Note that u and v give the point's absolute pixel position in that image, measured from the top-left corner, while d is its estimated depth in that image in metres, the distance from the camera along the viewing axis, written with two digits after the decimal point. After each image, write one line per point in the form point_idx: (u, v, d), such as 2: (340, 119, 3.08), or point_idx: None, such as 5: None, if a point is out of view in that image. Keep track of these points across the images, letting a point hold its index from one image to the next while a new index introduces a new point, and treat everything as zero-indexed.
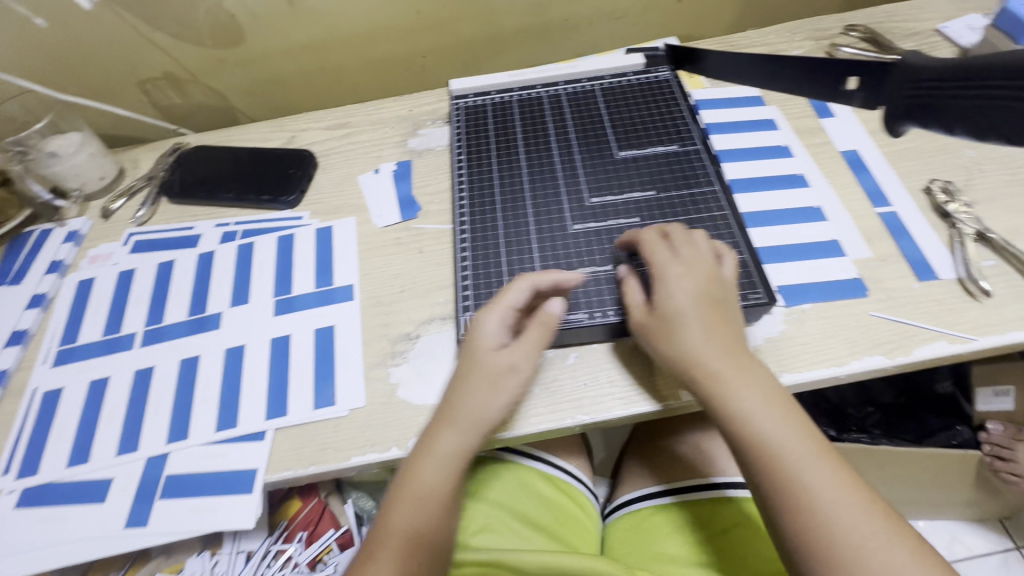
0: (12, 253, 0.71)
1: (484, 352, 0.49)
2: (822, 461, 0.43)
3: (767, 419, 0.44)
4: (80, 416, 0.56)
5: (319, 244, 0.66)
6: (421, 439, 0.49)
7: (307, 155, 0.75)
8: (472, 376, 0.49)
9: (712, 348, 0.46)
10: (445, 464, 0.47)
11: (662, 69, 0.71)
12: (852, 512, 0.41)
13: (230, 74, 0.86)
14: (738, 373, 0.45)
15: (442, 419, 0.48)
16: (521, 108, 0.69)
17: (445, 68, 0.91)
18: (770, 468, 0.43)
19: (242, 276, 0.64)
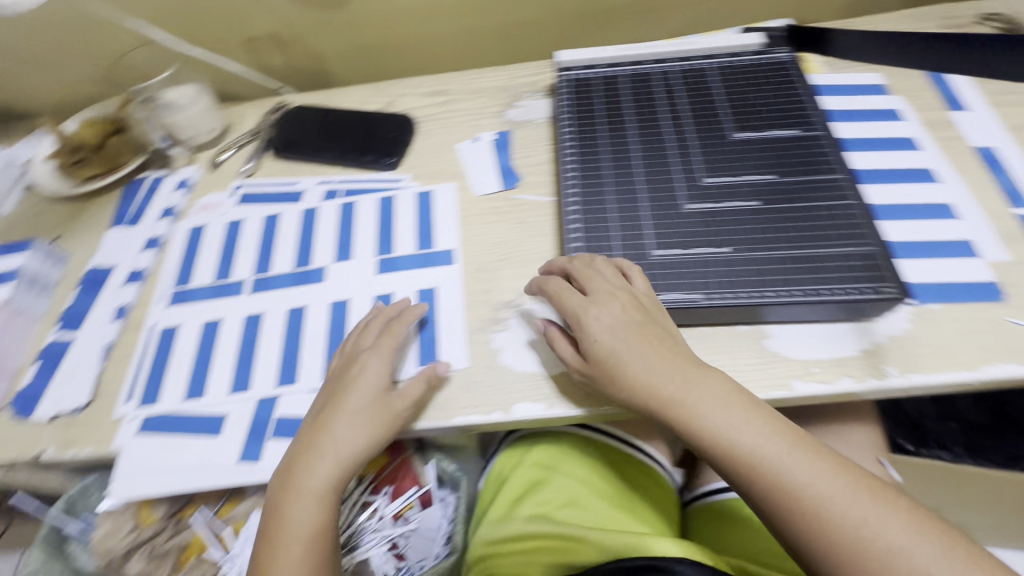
0: (128, 197, 0.75)
1: (374, 384, 0.52)
2: (798, 453, 0.44)
3: (734, 421, 0.45)
4: (195, 354, 0.59)
5: (419, 207, 0.66)
6: (284, 475, 0.50)
7: (407, 120, 0.75)
8: (346, 405, 0.51)
9: (641, 379, 0.47)
10: (312, 496, 0.49)
11: (782, 50, 0.67)
12: (841, 495, 0.42)
13: (331, 36, 0.86)
14: (690, 388, 0.46)
15: (315, 445, 0.50)
16: (631, 82, 0.67)
17: (540, 40, 0.89)
18: (749, 471, 0.44)
19: (345, 233, 0.65)
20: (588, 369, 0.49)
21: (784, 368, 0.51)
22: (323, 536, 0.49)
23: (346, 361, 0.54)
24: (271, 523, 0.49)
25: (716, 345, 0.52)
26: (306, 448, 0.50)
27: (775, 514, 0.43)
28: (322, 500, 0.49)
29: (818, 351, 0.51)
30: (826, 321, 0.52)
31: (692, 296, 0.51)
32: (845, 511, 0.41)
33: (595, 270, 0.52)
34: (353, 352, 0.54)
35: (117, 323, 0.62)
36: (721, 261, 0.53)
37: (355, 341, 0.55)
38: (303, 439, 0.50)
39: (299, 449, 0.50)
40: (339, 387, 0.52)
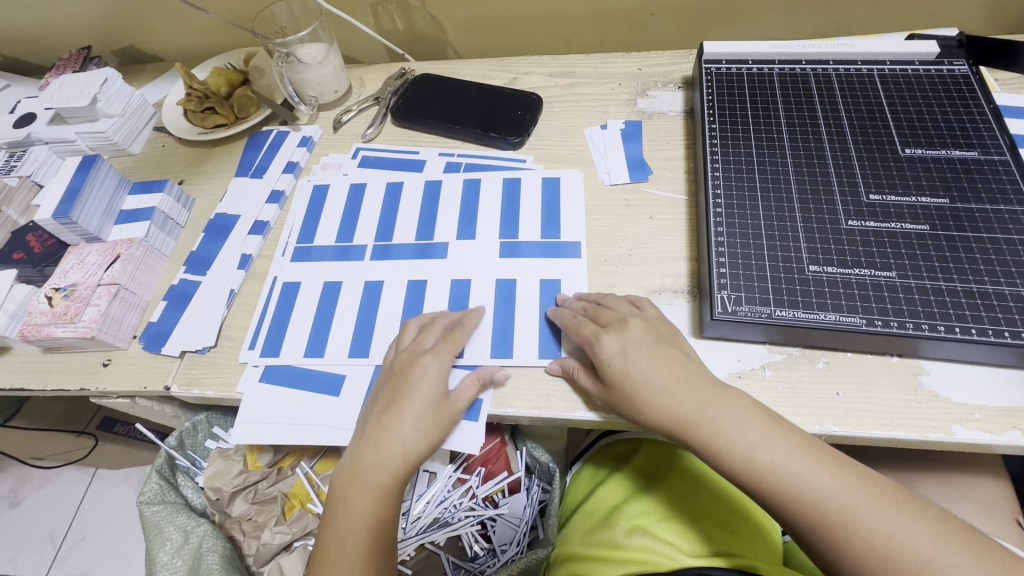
0: (253, 148, 0.76)
1: (433, 388, 0.49)
2: (820, 466, 0.41)
3: (751, 436, 0.43)
4: (316, 311, 0.59)
5: (545, 192, 0.65)
6: (346, 471, 0.48)
7: (534, 99, 0.73)
8: (407, 404, 0.48)
9: (659, 404, 0.45)
10: (374, 488, 0.47)
11: (958, 63, 0.62)
12: (870, 506, 0.39)
13: (457, 7, 0.85)
14: (705, 407, 0.44)
15: (380, 442, 0.48)
16: (783, 84, 0.63)
17: (670, 29, 0.86)
18: (773, 491, 0.42)
19: (468, 209, 0.64)
20: (608, 391, 0.48)
21: (943, 410, 0.47)
22: (385, 534, 0.48)
23: (407, 358, 0.51)
24: (333, 526, 0.48)
25: (862, 374, 0.49)
26: (374, 447, 0.47)
27: (803, 531, 0.41)
28: (381, 498, 0.48)
29: (964, 391, 0.47)
30: (993, 364, 0.48)
31: (851, 319, 0.47)
32: (881, 524, 0.39)
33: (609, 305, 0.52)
34: (410, 351, 0.52)
35: (241, 272, 0.64)
36: (885, 286, 0.49)
37: (416, 339, 0.53)
38: (367, 440, 0.48)
39: (367, 447, 0.48)
40: (394, 390, 0.49)
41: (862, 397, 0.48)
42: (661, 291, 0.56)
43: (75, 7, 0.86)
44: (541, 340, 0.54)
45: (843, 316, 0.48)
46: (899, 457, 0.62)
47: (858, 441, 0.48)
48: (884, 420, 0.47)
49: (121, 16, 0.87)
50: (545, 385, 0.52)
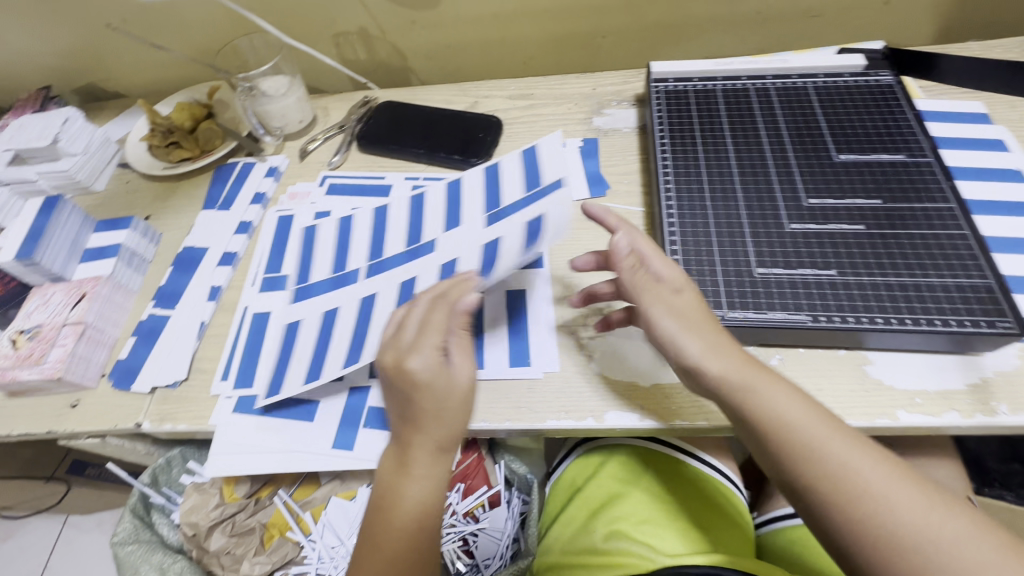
0: (219, 181, 0.77)
1: (438, 374, 0.44)
2: (860, 451, 0.40)
3: (792, 412, 0.42)
4: (316, 339, 0.56)
5: (525, 163, 0.65)
6: (382, 476, 0.46)
7: (495, 121, 0.76)
8: (419, 399, 0.44)
9: (727, 349, 0.45)
10: (416, 487, 0.45)
11: (884, 73, 0.67)
12: (902, 492, 0.38)
13: (417, 36, 0.88)
14: (759, 379, 0.44)
15: (409, 442, 0.45)
16: (727, 98, 0.67)
17: (620, 51, 0.90)
18: (806, 471, 0.40)
19: (454, 207, 0.64)
20: (687, 331, 0.45)
21: (888, 397, 0.50)
22: (432, 531, 0.46)
23: (398, 350, 0.45)
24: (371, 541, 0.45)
25: (814, 369, 0.52)
26: (409, 446, 0.45)
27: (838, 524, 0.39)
28: (423, 500, 0.45)
29: (917, 378, 0.50)
30: (930, 352, 0.51)
31: (798, 317, 0.51)
32: (898, 511, 0.38)
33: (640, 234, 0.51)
34: (397, 353, 0.45)
35: (211, 303, 0.64)
36: (827, 285, 0.52)
37: (404, 324, 0.47)
38: (403, 444, 0.46)
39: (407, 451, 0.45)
40: (404, 396, 0.45)
41: (814, 389, 0.51)
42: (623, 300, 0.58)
43: (32, 47, 0.87)
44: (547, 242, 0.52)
45: (790, 315, 0.51)
46: None
47: None
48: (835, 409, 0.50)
49: (80, 54, 0.87)
50: (516, 397, 0.54)
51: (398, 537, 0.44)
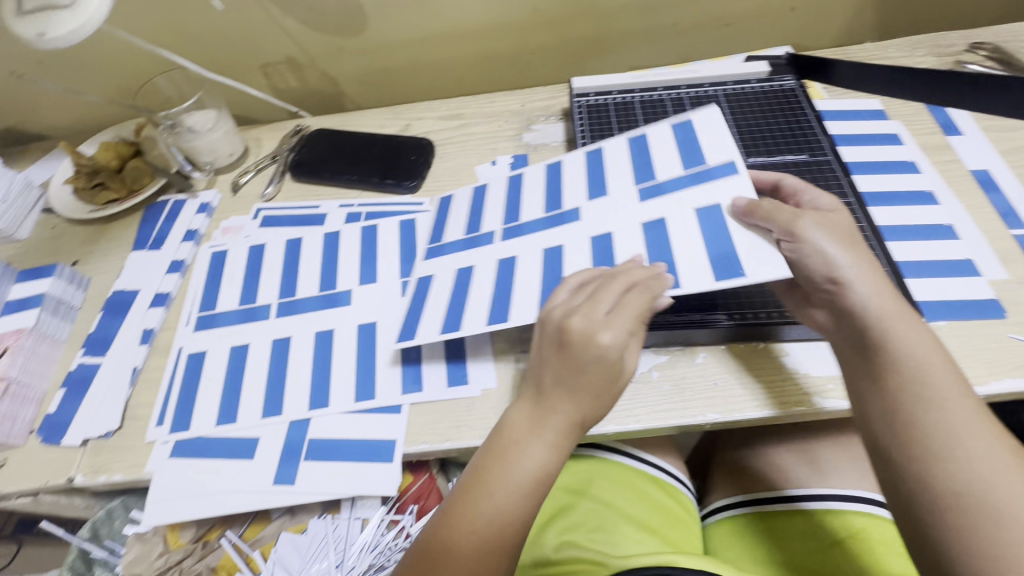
0: (148, 220, 0.75)
1: (615, 358, 0.46)
2: (989, 435, 0.39)
3: (929, 367, 0.43)
4: (450, 294, 0.57)
5: (679, 133, 0.61)
6: (500, 442, 0.47)
7: (427, 143, 0.77)
8: (587, 377, 0.46)
9: (885, 300, 0.46)
10: (533, 464, 0.46)
11: (786, 78, 0.71)
12: (1010, 482, 0.37)
13: (347, 61, 0.88)
14: (901, 331, 0.44)
15: (559, 409, 0.46)
16: (644, 110, 0.71)
17: (549, 66, 0.93)
18: (918, 419, 0.41)
19: (594, 174, 0.62)
20: (862, 280, 0.46)
21: (803, 385, 0.53)
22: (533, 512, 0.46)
23: (586, 323, 0.46)
24: (477, 489, 0.45)
25: (736, 364, 0.55)
26: (552, 414, 0.46)
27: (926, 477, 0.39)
28: (537, 464, 0.46)
29: (836, 365, 0.53)
30: None
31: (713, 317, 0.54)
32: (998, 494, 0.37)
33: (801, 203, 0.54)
34: (584, 316, 0.46)
35: (144, 347, 0.63)
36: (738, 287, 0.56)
37: (591, 300, 0.47)
38: (543, 403, 0.47)
39: (542, 410, 0.47)
40: (567, 359, 0.46)
41: (737, 383, 0.54)
42: None
43: None
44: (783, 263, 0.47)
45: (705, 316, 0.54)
46: (793, 428, 0.69)
47: (735, 424, 0.53)
48: (756, 401, 0.52)
49: None
50: (456, 417, 0.55)
51: (507, 497, 0.45)
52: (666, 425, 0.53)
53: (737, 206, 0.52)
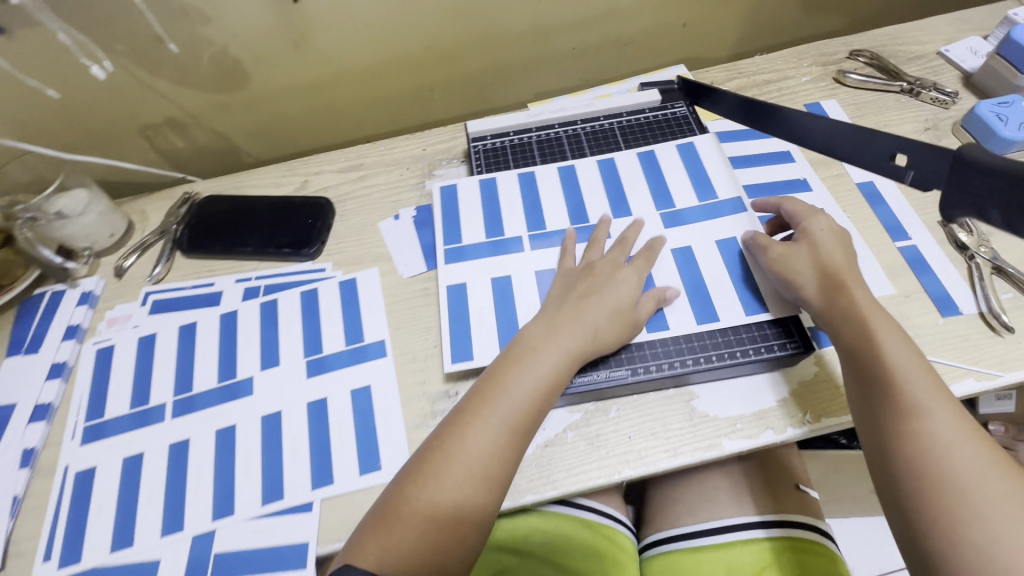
0: (23, 320, 0.69)
1: (627, 291, 0.56)
2: (952, 415, 0.46)
3: (898, 353, 0.49)
4: (494, 307, 0.60)
5: (685, 156, 0.67)
6: (514, 357, 0.53)
7: (324, 203, 0.74)
8: (606, 295, 0.56)
9: (859, 299, 0.52)
10: (540, 366, 0.52)
11: (678, 105, 0.73)
12: (962, 455, 0.44)
13: (234, 116, 0.83)
14: (876, 322, 0.51)
15: (575, 320, 0.54)
16: (541, 149, 0.71)
17: (452, 100, 0.90)
18: (885, 395, 0.48)
19: (613, 182, 0.67)
20: (834, 283, 0.53)
21: (713, 427, 0.53)
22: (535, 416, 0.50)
23: (609, 263, 0.59)
24: (495, 388, 0.51)
25: (648, 413, 0.55)
26: (570, 320, 0.54)
27: (889, 444, 0.46)
28: (553, 362, 0.52)
29: (739, 403, 0.54)
30: (747, 372, 0.55)
31: (620, 373, 0.55)
32: (951, 463, 0.44)
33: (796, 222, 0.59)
34: (606, 261, 0.59)
35: (24, 471, 0.57)
36: (646, 343, 0.56)
37: (614, 253, 0.60)
38: (565, 313, 0.55)
39: (565, 316, 0.55)
40: (591, 282, 0.57)
41: (649, 434, 0.54)
42: (469, 376, 0.59)
43: None
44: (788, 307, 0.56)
45: (612, 372, 0.55)
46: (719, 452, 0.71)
47: (653, 475, 0.53)
48: (668, 451, 0.52)
49: None
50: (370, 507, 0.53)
51: (520, 394, 0.50)
52: (583, 488, 0.52)
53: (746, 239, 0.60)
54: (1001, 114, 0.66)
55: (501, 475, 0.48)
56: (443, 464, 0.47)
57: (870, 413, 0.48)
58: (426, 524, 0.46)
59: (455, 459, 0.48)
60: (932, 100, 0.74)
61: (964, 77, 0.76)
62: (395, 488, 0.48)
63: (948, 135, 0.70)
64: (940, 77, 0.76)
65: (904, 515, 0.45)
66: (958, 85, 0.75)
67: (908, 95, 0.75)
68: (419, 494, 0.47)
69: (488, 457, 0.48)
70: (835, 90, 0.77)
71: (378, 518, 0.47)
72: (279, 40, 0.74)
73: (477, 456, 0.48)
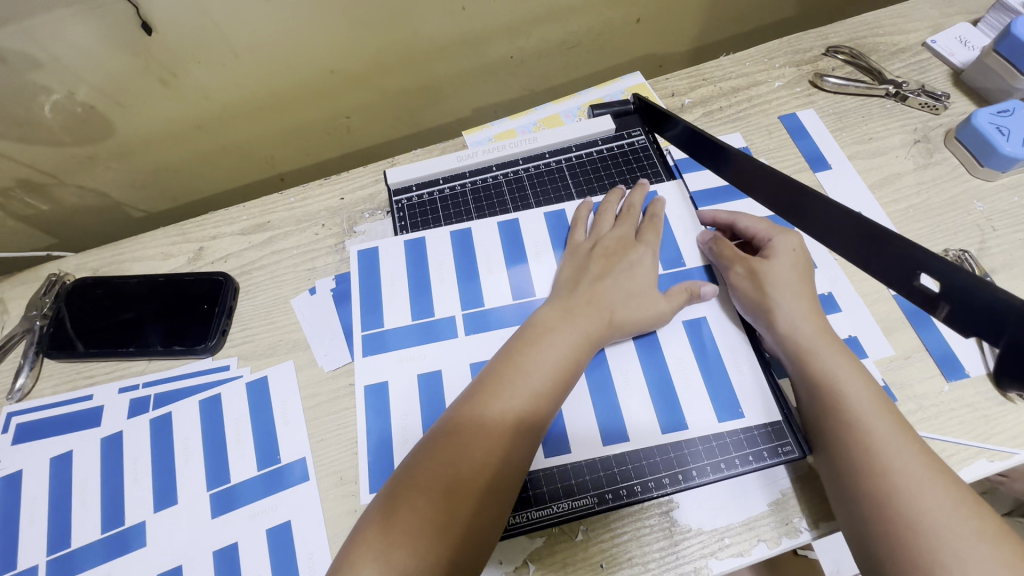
0: None
1: (644, 274, 0.52)
2: (915, 454, 0.39)
3: (849, 379, 0.43)
4: (422, 412, 0.51)
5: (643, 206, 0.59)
6: (526, 339, 0.47)
7: (223, 279, 0.61)
8: (621, 276, 0.52)
9: (810, 320, 0.47)
10: (554, 347, 0.46)
11: (635, 133, 0.65)
12: (930, 496, 0.37)
13: (107, 170, 0.68)
14: (826, 345, 0.45)
15: (595, 303, 0.50)
16: (477, 200, 0.62)
17: (374, 126, 0.77)
18: (838, 425, 0.42)
19: (558, 236, 0.59)
20: (783, 300, 0.48)
21: (696, 546, 0.45)
22: (552, 406, 0.44)
23: (620, 243, 0.54)
24: (512, 371, 0.45)
25: (621, 533, 0.46)
26: (589, 303, 0.50)
27: (848, 481, 0.40)
28: (580, 336, 0.47)
29: (723, 515, 0.46)
30: (734, 475, 0.47)
31: (583, 502, 0.47)
32: (917, 507, 0.37)
33: (760, 239, 0.53)
34: (619, 237, 0.55)
35: None
36: (613, 458, 0.48)
37: (623, 229, 0.56)
38: (579, 296, 0.50)
39: (578, 301, 0.50)
40: (605, 263, 0.53)
41: (622, 559, 0.45)
42: None
43: None
44: (774, 404, 0.49)
45: (574, 501, 0.47)
46: None
47: None
48: None
49: None
50: None
51: (538, 377, 0.44)
52: None
53: (704, 243, 0.56)
54: (1001, 127, 0.57)
55: (521, 461, 0.42)
56: (445, 460, 0.40)
57: (829, 450, 0.42)
58: (441, 526, 0.38)
59: (469, 440, 0.41)
60: (921, 105, 0.64)
61: (954, 73, 0.66)
62: (396, 488, 0.40)
63: (941, 149, 0.62)
64: (927, 74, 0.67)
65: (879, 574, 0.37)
66: (948, 84, 0.66)
67: (894, 100, 0.65)
68: (435, 491, 0.39)
69: (506, 443, 0.42)
70: (812, 96, 0.67)
71: (387, 522, 0.38)
72: (140, 80, 0.59)
73: (496, 441, 0.41)
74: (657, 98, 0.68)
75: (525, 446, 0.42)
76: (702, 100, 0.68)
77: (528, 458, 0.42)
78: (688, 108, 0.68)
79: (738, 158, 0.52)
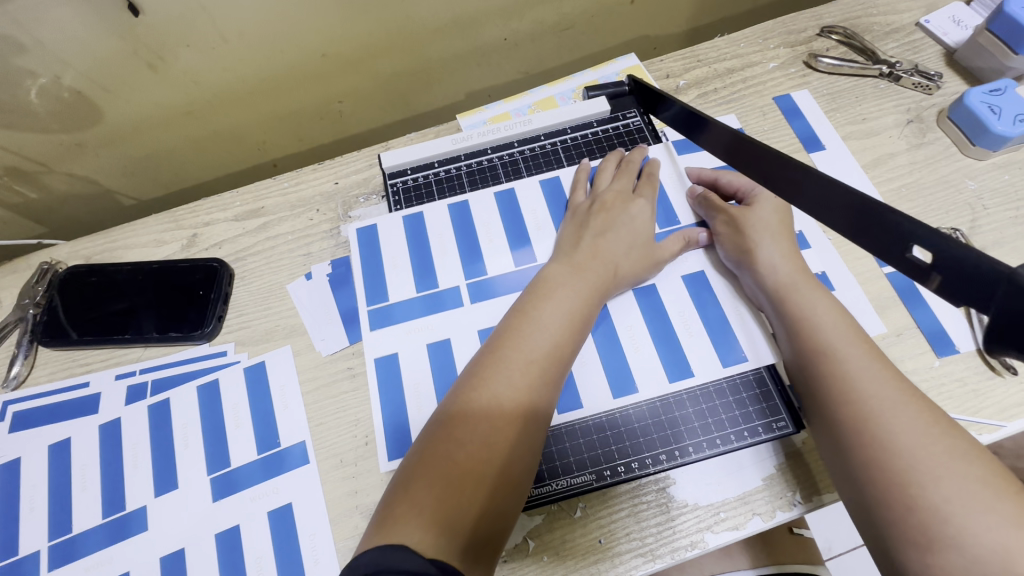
0: None
1: (644, 225, 0.54)
2: (889, 381, 0.40)
3: (829, 321, 0.44)
4: (433, 380, 0.52)
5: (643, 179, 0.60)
6: (531, 299, 0.48)
7: (217, 265, 0.61)
8: (623, 229, 0.53)
9: (791, 263, 0.49)
10: (562, 305, 0.47)
11: (630, 115, 0.65)
12: (905, 419, 0.37)
13: (97, 156, 0.68)
14: (805, 288, 0.47)
15: (599, 257, 0.51)
16: (472, 182, 0.62)
17: (368, 110, 0.77)
18: (816, 363, 0.43)
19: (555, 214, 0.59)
20: (765, 245, 0.50)
21: (693, 521, 0.46)
22: (562, 359, 0.45)
23: (619, 197, 0.55)
24: (520, 329, 0.45)
25: (619, 510, 0.47)
26: (593, 257, 0.51)
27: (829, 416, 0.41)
28: (587, 291, 0.48)
29: (718, 490, 0.47)
30: (728, 450, 0.48)
31: (581, 479, 0.48)
32: (892, 427, 0.37)
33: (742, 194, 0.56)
34: (616, 191, 0.56)
35: None
36: (609, 433, 0.49)
37: (620, 184, 0.57)
38: (582, 251, 0.51)
39: (584, 255, 0.51)
40: (606, 216, 0.54)
41: (620, 535, 0.46)
42: None
43: None
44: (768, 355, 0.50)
45: (572, 478, 0.48)
46: None
47: None
48: (643, 556, 0.45)
49: None
50: None
51: (546, 335, 0.45)
52: None
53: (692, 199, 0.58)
54: (993, 106, 0.57)
55: (540, 418, 0.42)
56: (460, 418, 0.41)
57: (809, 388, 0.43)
58: (468, 482, 0.38)
59: (486, 408, 0.41)
60: (914, 85, 0.64)
61: (947, 53, 0.67)
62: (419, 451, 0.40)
63: (933, 129, 0.62)
64: (921, 54, 0.67)
65: (862, 501, 0.38)
66: (941, 63, 0.66)
67: (887, 80, 0.65)
68: (458, 449, 0.39)
69: (519, 399, 0.42)
70: (807, 77, 0.67)
71: (407, 482, 0.39)
72: (129, 64, 0.58)
73: (509, 397, 0.42)
74: (653, 80, 0.68)
75: (538, 399, 0.43)
76: (697, 81, 0.68)
77: (545, 420, 0.43)
78: (684, 90, 0.68)
79: (721, 129, 0.52)
